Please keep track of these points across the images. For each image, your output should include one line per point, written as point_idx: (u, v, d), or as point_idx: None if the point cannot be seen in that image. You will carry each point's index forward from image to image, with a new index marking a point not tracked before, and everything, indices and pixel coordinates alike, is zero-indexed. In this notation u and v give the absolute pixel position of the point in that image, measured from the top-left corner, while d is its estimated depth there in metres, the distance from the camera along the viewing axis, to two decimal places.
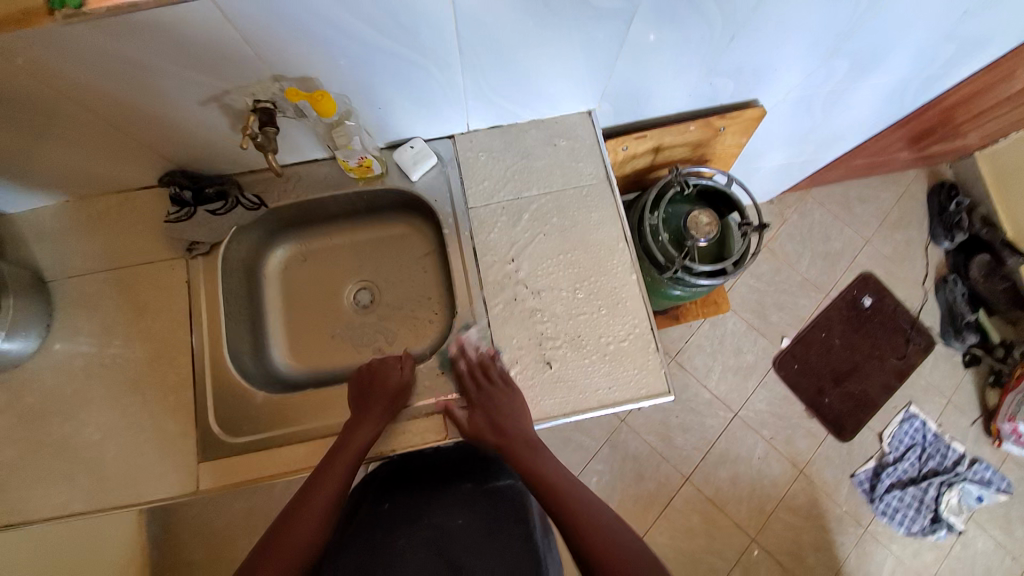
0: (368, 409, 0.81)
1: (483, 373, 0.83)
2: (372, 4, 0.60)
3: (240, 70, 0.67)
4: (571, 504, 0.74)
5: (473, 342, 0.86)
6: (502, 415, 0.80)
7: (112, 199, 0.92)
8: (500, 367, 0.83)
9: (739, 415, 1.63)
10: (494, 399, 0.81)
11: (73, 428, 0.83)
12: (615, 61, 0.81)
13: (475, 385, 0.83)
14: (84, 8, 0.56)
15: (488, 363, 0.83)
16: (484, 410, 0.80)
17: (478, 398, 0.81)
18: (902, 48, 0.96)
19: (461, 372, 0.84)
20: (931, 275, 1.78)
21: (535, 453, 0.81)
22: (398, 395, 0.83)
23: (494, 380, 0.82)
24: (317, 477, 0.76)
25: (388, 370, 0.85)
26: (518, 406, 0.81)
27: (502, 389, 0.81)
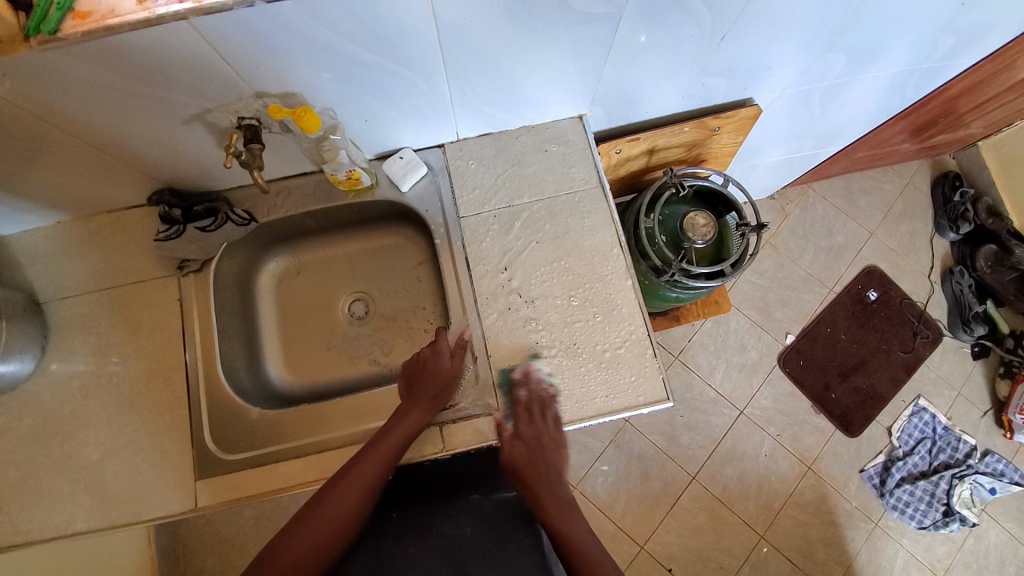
0: (418, 400, 0.81)
1: (540, 410, 0.80)
2: (351, 19, 0.59)
3: (222, 88, 0.67)
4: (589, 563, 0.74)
5: (538, 374, 0.83)
6: (544, 451, 0.79)
7: (104, 219, 0.92)
8: (554, 410, 0.80)
9: (744, 413, 1.62)
10: (541, 440, 0.79)
11: (71, 449, 0.83)
12: (603, 65, 0.80)
13: (527, 419, 0.80)
14: (60, 33, 0.55)
15: (546, 401, 0.81)
16: (527, 446, 0.79)
17: (527, 431, 0.79)
18: (899, 41, 0.94)
19: (521, 400, 0.81)
20: (937, 267, 1.75)
21: (560, 491, 0.80)
22: (448, 387, 0.82)
23: (546, 418, 0.80)
24: (360, 459, 0.77)
25: (439, 357, 0.84)
26: (560, 450, 0.79)
27: (550, 428, 0.79)
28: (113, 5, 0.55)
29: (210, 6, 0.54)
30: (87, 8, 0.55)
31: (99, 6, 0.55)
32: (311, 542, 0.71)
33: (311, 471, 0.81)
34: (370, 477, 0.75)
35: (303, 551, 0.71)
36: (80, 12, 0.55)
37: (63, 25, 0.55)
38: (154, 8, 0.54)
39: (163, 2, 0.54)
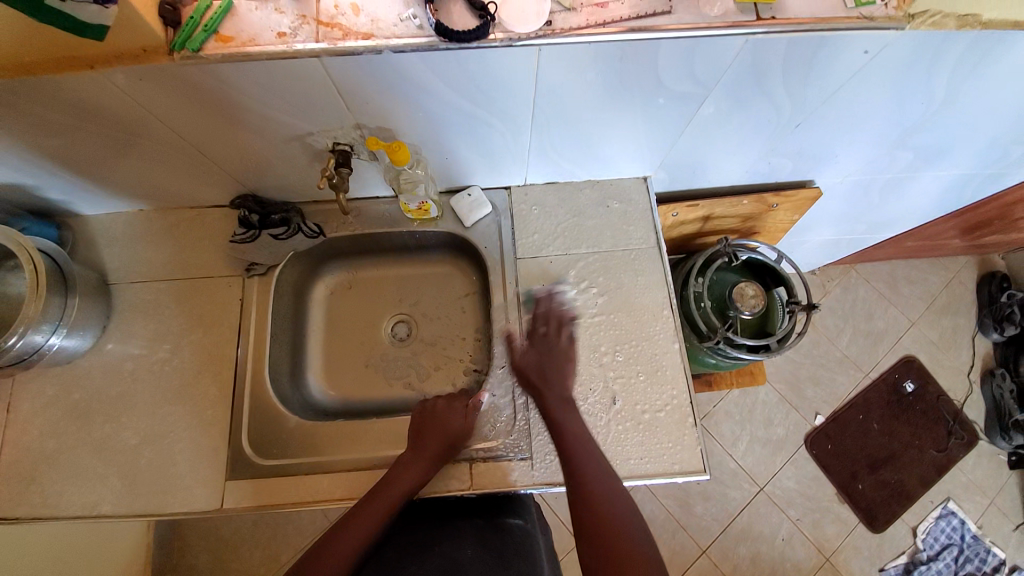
0: (421, 447, 0.80)
1: (556, 328, 0.82)
2: (462, 74, 0.64)
3: (327, 117, 0.72)
4: (583, 474, 0.72)
5: (561, 294, 0.88)
6: (554, 368, 0.80)
7: (184, 214, 0.97)
8: (569, 329, 0.83)
9: (764, 490, 1.56)
10: (553, 349, 0.81)
11: (115, 430, 0.85)
12: (679, 135, 0.83)
13: (544, 328, 0.83)
14: (201, 51, 0.61)
15: (563, 321, 0.83)
16: (539, 354, 0.81)
17: (539, 341, 0.82)
18: (967, 146, 0.95)
19: (539, 313, 0.84)
20: (978, 366, 1.70)
21: (569, 412, 0.77)
22: (454, 442, 0.81)
23: (562, 334, 0.82)
24: (361, 506, 0.77)
25: (446, 412, 0.83)
26: (571, 362, 0.81)
27: (565, 342, 0.82)
28: (254, 35, 0.61)
29: (344, 49, 0.59)
30: (230, 32, 0.61)
31: (241, 32, 0.61)
32: None
33: (338, 489, 0.82)
34: (365, 530, 0.74)
35: None
36: (223, 36, 0.61)
37: (206, 45, 0.61)
38: (292, 44, 0.60)
39: (302, 40, 0.60)
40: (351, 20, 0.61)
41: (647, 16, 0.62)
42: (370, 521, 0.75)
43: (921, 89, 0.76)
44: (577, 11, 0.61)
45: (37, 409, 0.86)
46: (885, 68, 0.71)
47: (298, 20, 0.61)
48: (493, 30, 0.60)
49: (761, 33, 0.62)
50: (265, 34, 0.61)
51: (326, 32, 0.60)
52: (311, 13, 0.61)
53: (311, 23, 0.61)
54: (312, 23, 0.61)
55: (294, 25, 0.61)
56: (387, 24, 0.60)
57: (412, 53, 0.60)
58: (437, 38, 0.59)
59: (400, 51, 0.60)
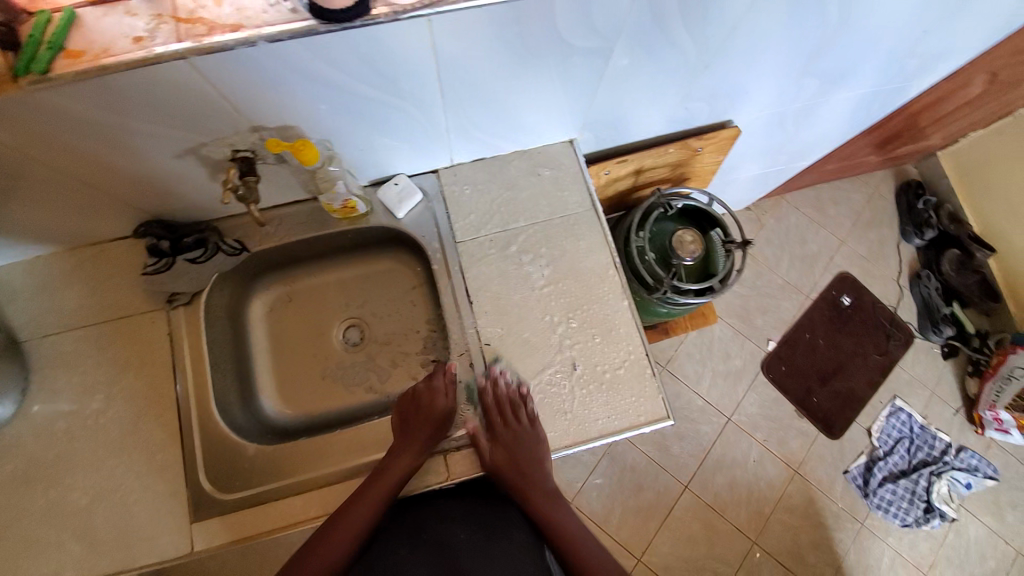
0: (410, 437, 0.80)
1: (512, 409, 0.81)
2: (353, 57, 0.60)
3: (218, 124, 0.66)
4: (579, 551, 0.81)
5: (506, 380, 0.83)
6: (521, 452, 0.82)
7: (87, 252, 0.89)
8: (528, 409, 0.81)
9: (732, 420, 1.65)
10: (519, 441, 0.82)
11: (56, 496, 0.79)
12: (595, 91, 0.82)
13: (502, 424, 0.82)
14: (51, 72, 0.54)
15: (518, 402, 0.81)
16: (507, 448, 0.82)
17: (503, 435, 0.82)
18: (866, 65, 0.99)
19: (490, 404, 0.83)
20: (905, 271, 1.84)
21: (559, 508, 0.85)
22: (441, 424, 0.82)
23: (522, 420, 0.81)
24: (355, 496, 0.77)
25: (432, 396, 0.84)
26: (542, 449, 0.82)
27: (528, 430, 0.81)
28: (107, 44, 0.54)
29: (212, 46, 0.54)
30: (80, 47, 0.54)
31: (91, 44, 0.55)
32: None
33: (314, 508, 0.79)
34: (352, 530, 0.75)
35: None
36: (72, 51, 0.54)
37: (55, 64, 0.54)
38: (152, 47, 0.54)
39: (162, 42, 0.54)
40: (214, 12, 0.55)
41: None
42: (358, 521, 0.75)
43: (815, 15, 0.78)
44: None
45: None
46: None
47: (155, 20, 0.55)
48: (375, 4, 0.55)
49: None
50: (120, 41, 0.54)
51: (187, 29, 0.55)
52: (167, 10, 0.55)
53: (169, 21, 0.55)
54: (171, 21, 0.55)
55: (151, 26, 0.55)
56: (255, 11, 0.55)
57: (291, 40, 0.55)
58: (315, 20, 0.54)
59: (276, 39, 0.55)
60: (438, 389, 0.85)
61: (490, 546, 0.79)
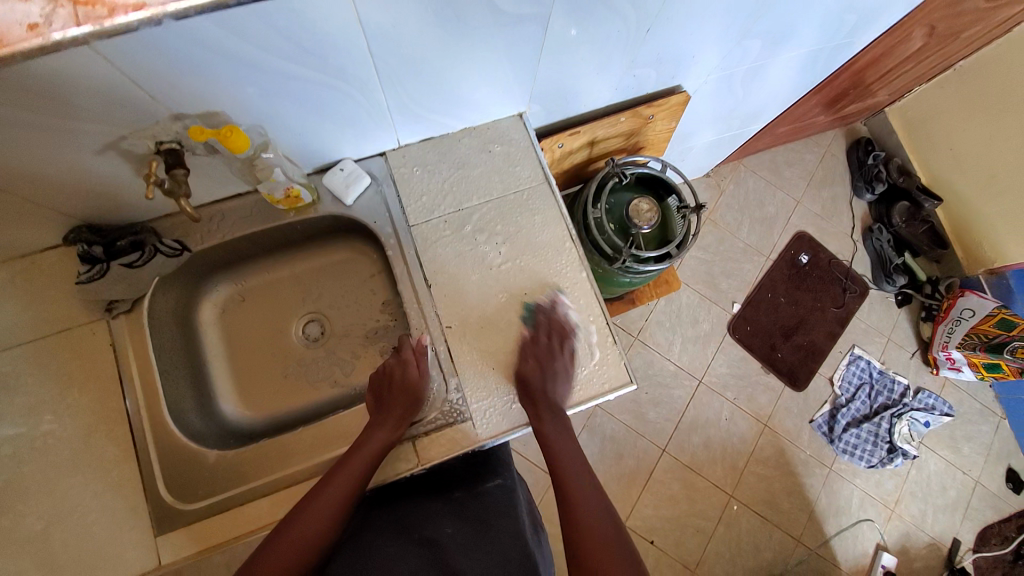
0: (384, 413, 0.79)
1: (559, 341, 0.83)
2: (271, 33, 0.56)
3: (134, 113, 0.61)
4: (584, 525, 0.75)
5: (564, 305, 0.86)
6: (553, 382, 0.80)
7: (11, 266, 0.82)
8: (569, 345, 0.84)
9: (704, 382, 1.70)
10: (555, 369, 0.81)
11: (5, 525, 0.75)
12: (539, 61, 0.80)
13: (547, 339, 0.82)
14: None
15: (564, 335, 0.84)
16: (542, 365, 0.80)
17: (545, 347, 0.81)
18: (807, 23, 1.01)
19: (545, 321, 0.84)
20: (858, 226, 1.91)
21: (580, 473, 0.82)
22: (415, 397, 0.81)
23: (564, 350, 0.83)
24: (330, 474, 0.76)
25: (405, 368, 0.83)
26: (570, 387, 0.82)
27: (561, 356, 0.82)
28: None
29: (114, 28, 0.49)
30: None
31: None
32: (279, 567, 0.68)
33: (282, 508, 0.78)
34: (313, 528, 0.71)
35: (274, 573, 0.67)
36: None
37: None
38: (49, 34, 0.48)
39: (61, 27, 0.48)
40: None
41: None
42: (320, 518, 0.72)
43: None
44: None
45: None
46: None
47: (49, 3, 0.49)
48: None
49: None
50: (13, 29, 0.48)
51: (87, 12, 0.49)
52: None
53: (66, 5, 0.49)
54: (68, 3, 0.49)
55: (46, 11, 0.49)
56: None
57: (201, 17, 0.51)
58: None
59: (184, 17, 0.50)
60: (412, 369, 0.82)
61: (480, 540, 0.77)
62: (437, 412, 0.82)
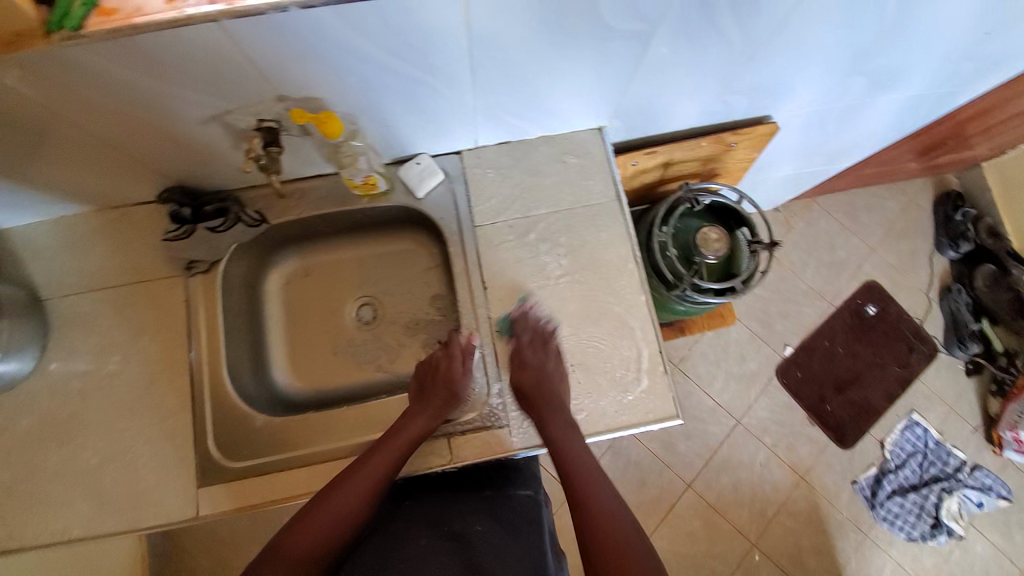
0: (423, 401, 0.80)
1: (541, 344, 0.81)
2: (383, 28, 0.57)
3: (244, 91, 0.64)
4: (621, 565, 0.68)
5: (536, 312, 0.84)
6: (548, 386, 0.79)
7: (108, 215, 0.89)
8: (555, 341, 0.82)
9: (742, 422, 1.63)
10: (551, 374, 0.80)
11: (71, 451, 0.81)
12: (630, 79, 0.79)
13: (533, 355, 0.81)
14: (83, 29, 0.52)
15: (545, 337, 0.82)
16: (538, 377, 0.80)
17: (533, 362, 0.81)
18: (920, 66, 0.94)
19: (523, 338, 0.82)
20: (934, 284, 1.77)
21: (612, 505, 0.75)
22: (453, 393, 0.80)
23: (549, 350, 0.81)
24: (365, 456, 0.77)
25: (451, 363, 0.83)
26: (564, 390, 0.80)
27: (556, 366, 0.80)
28: (140, 3, 0.52)
29: (244, 9, 0.52)
30: (113, 4, 0.53)
31: (126, 4, 0.53)
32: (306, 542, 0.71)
33: (318, 481, 0.80)
34: (344, 510, 0.73)
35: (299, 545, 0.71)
36: (105, 9, 0.53)
37: (88, 21, 0.52)
38: (184, 8, 0.52)
39: (194, 4, 0.52)
40: None
41: None
42: (352, 501, 0.74)
43: (872, 10, 0.73)
44: None
45: None
46: None
47: None
48: None
49: None
50: (152, 1, 0.52)
51: None
52: None
53: None
54: None
55: None
56: None
57: (324, 8, 0.53)
58: None
59: (309, 7, 0.52)
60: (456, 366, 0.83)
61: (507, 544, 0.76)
62: (476, 413, 0.83)
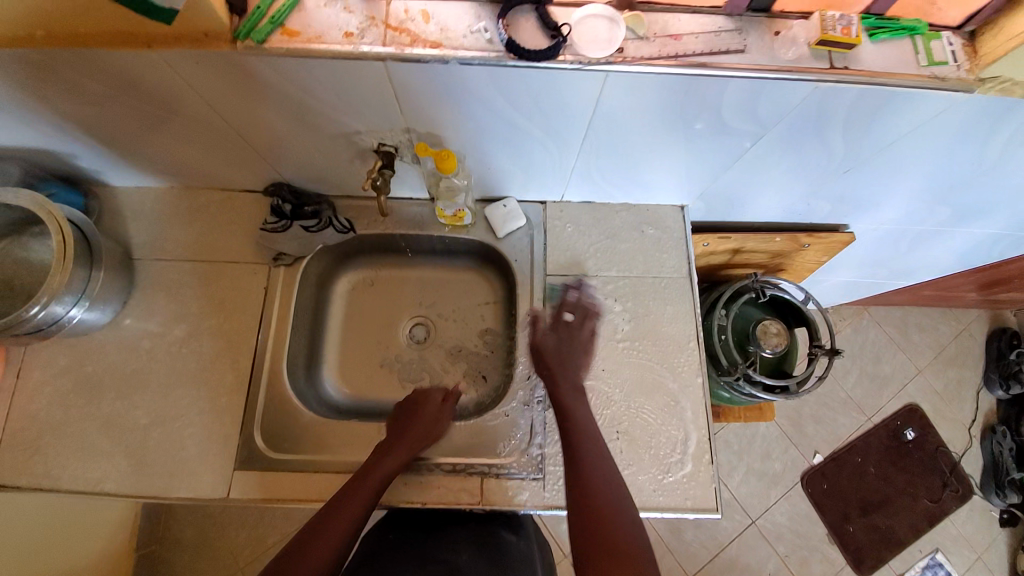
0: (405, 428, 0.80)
1: (582, 318, 0.84)
2: (522, 90, 0.62)
3: (379, 119, 0.70)
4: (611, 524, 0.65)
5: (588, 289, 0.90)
6: (567, 358, 0.81)
7: (212, 195, 0.95)
8: (592, 323, 0.84)
9: (756, 522, 1.56)
10: (575, 342, 0.82)
11: (124, 408, 0.85)
12: (726, 170, 0.82)
13: (568, 318, 0.84)
14: (266, 43, 0.57)
15: (589, 313, 0.85)
16: (559, 341, 0.82)
17: (563, 329, 0.83)
18: (1006, 207, 0.96)
19: (568, 300, 0.86)
20: (979, 421, 1.71)
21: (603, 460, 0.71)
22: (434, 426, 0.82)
23: (586, 326, 0.84)
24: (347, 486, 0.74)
25: (430, 402, 0.84)
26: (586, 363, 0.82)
27: (586, 339, 0.83)
28: (320, 32, 0.58)
29: (411, 55, 0.57)
30: (296, 27, 0.58)
31: (307, 28, 0.58)
32: None
33: None
34: (356, 518, 0.70)
35: None
36: (289, 30, 0.58)
37: (271, 37, 0.58)
38: (360, 45, 0.57)
39: (369, 42, 0.57)
40: (421, 27, 0.58)
41: (718, 53, 0.58)
42: (365, 506, 0.72)
43: (976, 149, 0.76)
44: (650, 39, 0.58)
45: (49, 377, 0.86)
46: (947, 128, 0.70)
47: (366, 21, 0.58)
48: (564, 50, 0.57)
49: (832, 83, 0.60)
50: (332, 33, 0.58)
51: (394, 36, 0.58)
52: (380, 15, 0.58)
53: (379, 25, 0.58)
54: (382, 25, 0.58)
55: (362, 26, 0.58)
56: (456, 33, 0.58)
57: (479, 66, 0.58)
58: (507, 53, 0.57)
59: (467, 63, 0.58)
60: (496, 412, 0.86)
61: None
62: (511, 458, 0.83)
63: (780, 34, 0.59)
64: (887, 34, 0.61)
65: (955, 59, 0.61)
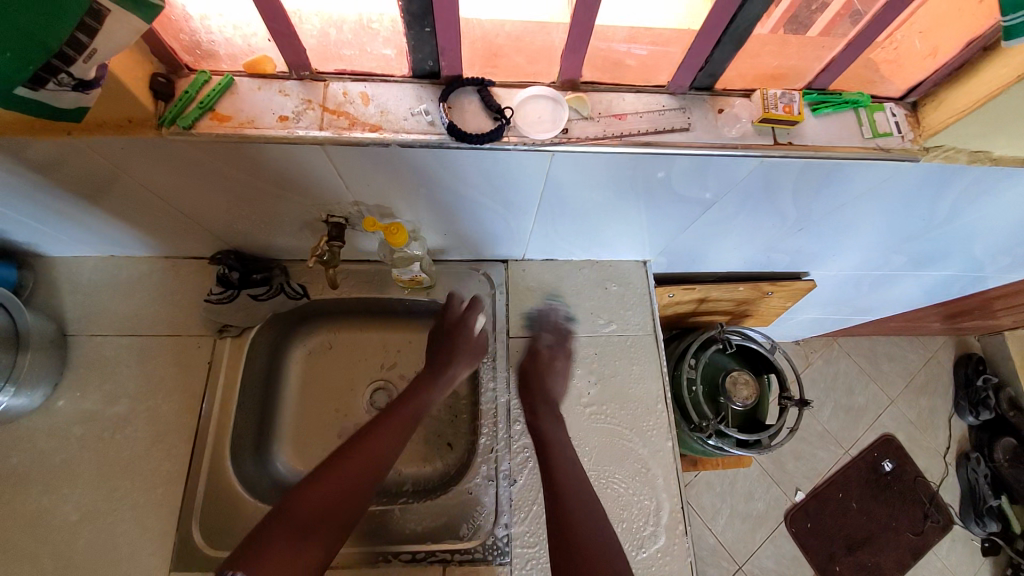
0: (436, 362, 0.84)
1: (558, 342, 0.87)
2: (469, 167, 0.61)
3: (325, 193, 0.68)
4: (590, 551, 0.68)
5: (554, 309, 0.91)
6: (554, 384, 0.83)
7: (156, 263, 0.90)
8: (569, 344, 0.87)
9: (743, 568, 1.51)
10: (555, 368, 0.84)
11: (50, 503, 0.77)
12: (685, 229, 0.81)
13: (543, 347, 0.86)
14: (193, 129, 0.54)
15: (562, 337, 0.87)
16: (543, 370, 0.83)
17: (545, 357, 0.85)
18: (959, 253, 0.98)
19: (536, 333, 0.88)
20: (953, 449, 1.72)
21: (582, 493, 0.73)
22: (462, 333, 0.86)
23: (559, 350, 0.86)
24: (374, 424, 0.77)
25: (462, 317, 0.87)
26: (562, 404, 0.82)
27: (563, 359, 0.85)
28: (253, 116, 0.55)
29: (350, 139, 0.55)
30: (227, 111, 0.55)
31: (240, 112, 0.55)
32: (325, 495, 0.68)
33: None
34: (391, 447, 0.75)
35: (323, 499, 0.68)
36: (219, 114, 0.55)
37: (199, 122, 0.55)
38: (295, 129, 0.55)
39: (305, 127, 0.55)
40: (360, 110, 0.56)
41: (663, 131, 0.58)
42: (403, 427, 0.78)
43: (926, 207, 0.77)
44: (595, 120, 0.58)
45: None
46: (896, 190, 0.71)
47: (303, 103, 0.56)
48: (508, 132, 0.56)
49: (778, 157, 0.60)
50: (265, 117, 0.55)
51: (331, 120, 0.55)
52: (318, 98, 0.56)
53: (316, 109, 0.56)
54: (318, 108, 0.56)
55: (297, 109, 0.56)
56: (396, 116, 0.56)
57: (421, 148, 0.56)
58: (449, 136, 0.55)
59: (408, 146, 0.56)
60: (460, 488, 0.81)
61: None
62: (475, 541, 0.78)
63: (723, 112, 0.60)
64: (830, 107, 0.62)
65: (898, 130, 0.63)
